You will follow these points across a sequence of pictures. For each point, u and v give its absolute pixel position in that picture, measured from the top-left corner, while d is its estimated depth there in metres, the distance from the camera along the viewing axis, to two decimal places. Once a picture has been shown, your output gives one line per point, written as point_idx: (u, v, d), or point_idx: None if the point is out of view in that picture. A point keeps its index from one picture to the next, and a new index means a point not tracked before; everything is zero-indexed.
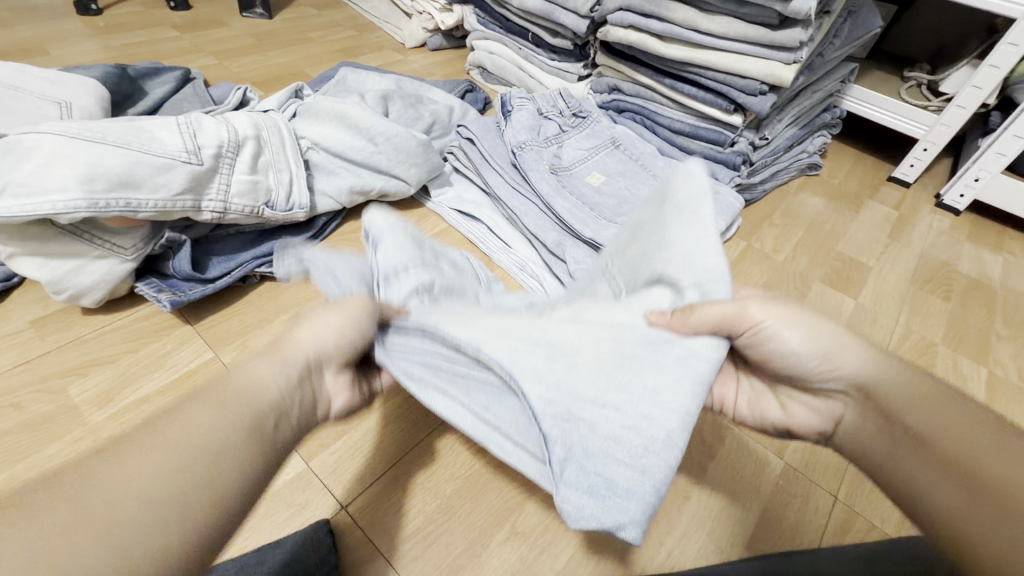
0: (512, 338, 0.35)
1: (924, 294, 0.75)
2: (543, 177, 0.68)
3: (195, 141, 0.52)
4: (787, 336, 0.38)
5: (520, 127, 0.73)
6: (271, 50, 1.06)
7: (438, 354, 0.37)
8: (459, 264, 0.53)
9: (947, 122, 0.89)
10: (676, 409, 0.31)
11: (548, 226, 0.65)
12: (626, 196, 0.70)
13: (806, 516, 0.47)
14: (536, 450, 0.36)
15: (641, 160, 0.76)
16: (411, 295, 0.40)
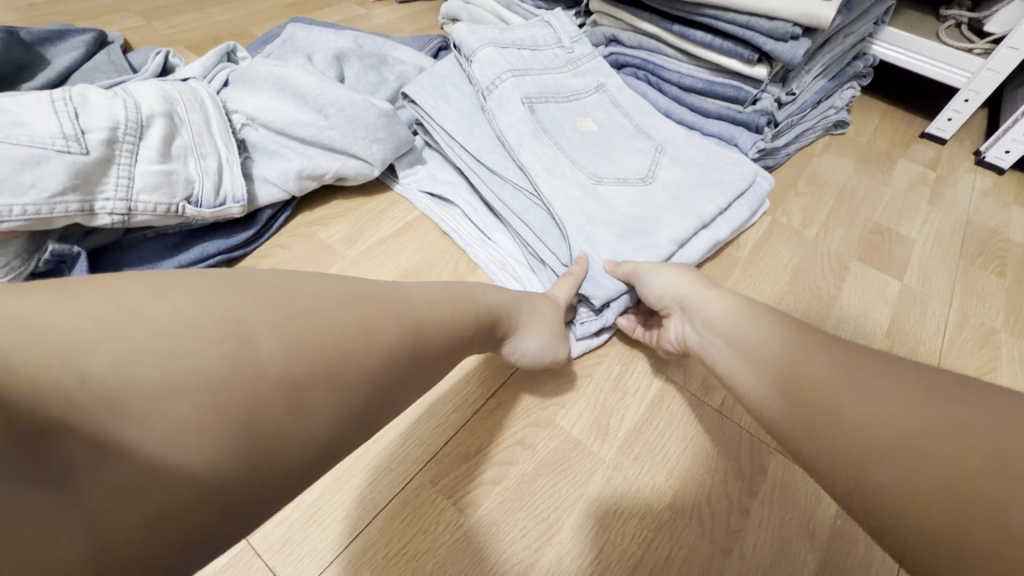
0: (573, 188, 0.54)
1: (975, 269, 0.65)
2: (521, 138, 0.57)
3: (77, 123, 0.40)
4: (658, 280, 0.44)
5: (499, 86, 0.60)
6: (211, 7, 0.90)
7: (503, 131, 0.57)
8: (538, 42, 0.67)
9: (994, 67, 0.77)
10: (649, 214, 0.54)
11: (536, 215, 0.53)
12: (612, 152, 0.60)
13: (874, 566, 0.39)
14: (553, 231, 0.52)
15: (648, 131, 0.64)
16: (497, 76, 0.60)
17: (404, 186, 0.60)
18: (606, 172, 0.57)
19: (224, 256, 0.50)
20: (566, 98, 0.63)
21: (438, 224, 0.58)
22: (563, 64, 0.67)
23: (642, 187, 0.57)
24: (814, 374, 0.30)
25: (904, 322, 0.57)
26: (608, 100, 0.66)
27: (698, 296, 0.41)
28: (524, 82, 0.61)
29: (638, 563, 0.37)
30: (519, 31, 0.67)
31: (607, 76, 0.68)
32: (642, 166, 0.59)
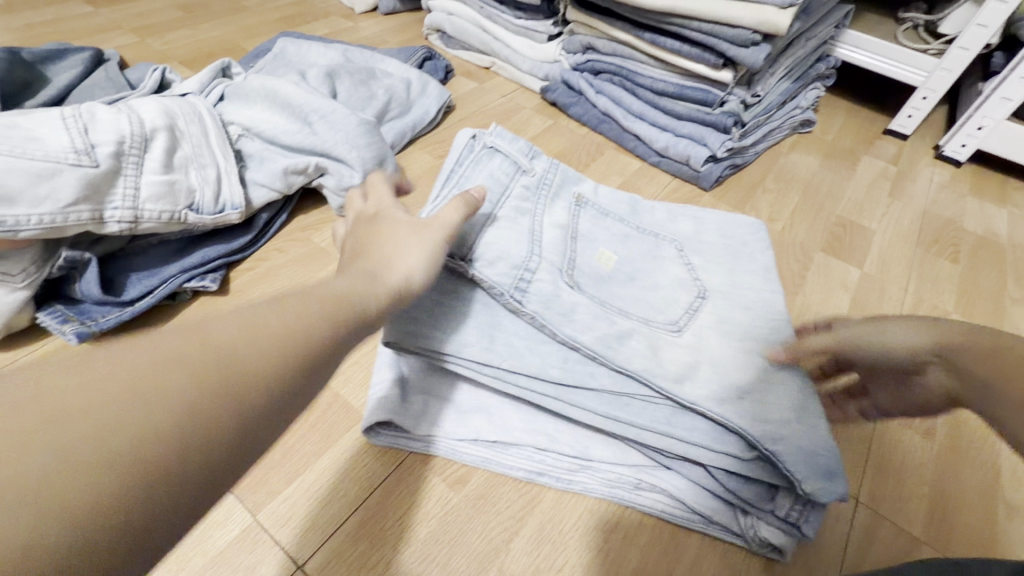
0: (673, 373, 0.43)
1: (931, 257, 0.69)
2: (591, 313, 0.45)
3: (87, 137, 0.44)
4: (887, 338, 0.36)
5: (535, 276, 0.45)
6: (202, 22, 0.93)
7: (585, 315, 0.45)
8: (502, 181, 0.52)
9: (948, 66, 0.82)
10: (750, 378, 0.43)
11: (670, 447, 0.40)
12: (649, 280, 0.51)
13: (831, 526, 0.42)
14: (713, 445, 0.40)
15: (653, 228, 0.57)
16: (512, 274, 0.45)
17: (455, 449, 0.43)
18: (669, 311, 0.48)
19: (224, 260, 0.53)
20: (571, 241, 0.51)
21: (515, 474, 0.42)
22: (535, 195, 0.53)
23: (704, 305, 0.49)
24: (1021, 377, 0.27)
25: (863, 305, 0.61)
26: (597, 212, 0.56)
27: (895, 327, 0.36)
28: (547, 254, 0.48)
29: (614, 527, 0.40)
30: (470, 174, 0.52)
31: (579, 183, 0.58)
32: (670, 279, 0.51)
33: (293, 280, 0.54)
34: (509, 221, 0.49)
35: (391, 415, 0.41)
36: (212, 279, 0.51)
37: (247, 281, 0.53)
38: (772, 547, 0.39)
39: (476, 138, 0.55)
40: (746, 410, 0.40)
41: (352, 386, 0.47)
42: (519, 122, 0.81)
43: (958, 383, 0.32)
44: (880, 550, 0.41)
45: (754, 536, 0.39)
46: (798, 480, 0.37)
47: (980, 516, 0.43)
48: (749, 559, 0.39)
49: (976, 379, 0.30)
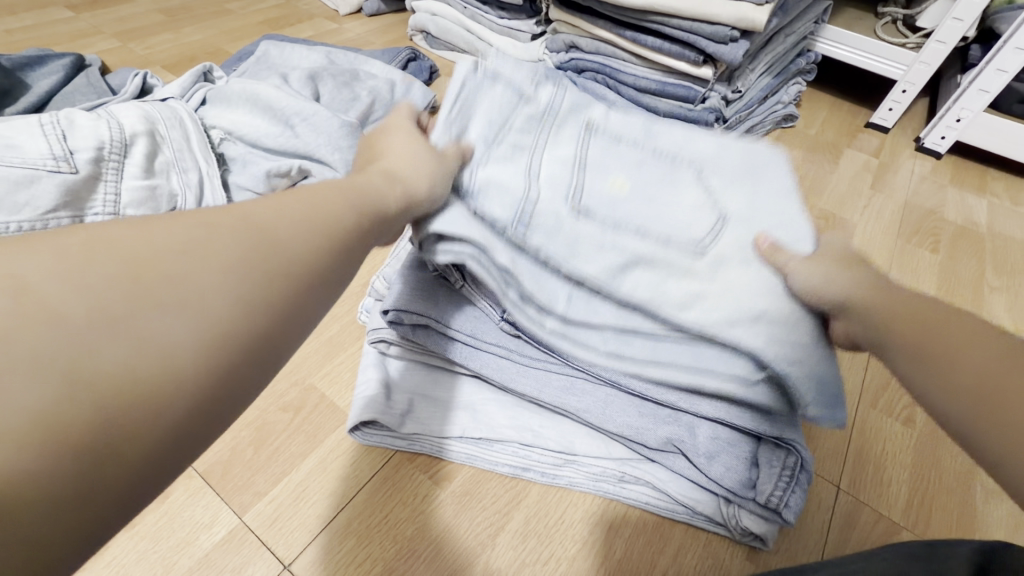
0: (680, 299, 0.38)
1: (912, 247, 0.70)
2: (595, 244, 0.39)
3: (66, 143, 0.44)
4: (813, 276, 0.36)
5: (533, 208, 0.39)
6: (185, 26, 0.93)
7: (589, 235, 0.39)
8: (502, 112, 0.44)
9: (926, 60, 0.83)
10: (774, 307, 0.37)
11: (671, 396, 0.41)
12: (680, 210, 0.41)
13: (813, 513, 0.42)
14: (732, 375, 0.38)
15: (672, 152, 0.44)
16: (510, 206, 0.39)
17: (441, 447, 0.43)
18: (693, 231, 0.40)
19: None
20: (579, 167, 0.42)
21: (499, 470, 0.43)
22: (536, 125, 0.44)
23: (728, 229, 0.40)
24: (940, 340, 0.29)
25: None
26: (610, 139, 0.44)
27: (841, 280, 0.35)
28: (545, 180, 0.41)
29: (598, 521, 0.41)
30: (472, 105, 0.44)
31: (592, 107, 0.47)
32: (710, 212, 0.41)
33: None
34: (502, 153, 0.42)
35: (375, 414, 0.41)
36: None
37: None
38: (751, 534, 0.39)
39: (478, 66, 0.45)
40: (762, 330, 0.37)
41: (337, 386, 0.47)
42: None
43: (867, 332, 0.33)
44: (861, 535, 0.41)
45: (735, 525, 0.39)
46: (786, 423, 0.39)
47: (960, 500, 0.44)
48: (731, 549, 0.40)
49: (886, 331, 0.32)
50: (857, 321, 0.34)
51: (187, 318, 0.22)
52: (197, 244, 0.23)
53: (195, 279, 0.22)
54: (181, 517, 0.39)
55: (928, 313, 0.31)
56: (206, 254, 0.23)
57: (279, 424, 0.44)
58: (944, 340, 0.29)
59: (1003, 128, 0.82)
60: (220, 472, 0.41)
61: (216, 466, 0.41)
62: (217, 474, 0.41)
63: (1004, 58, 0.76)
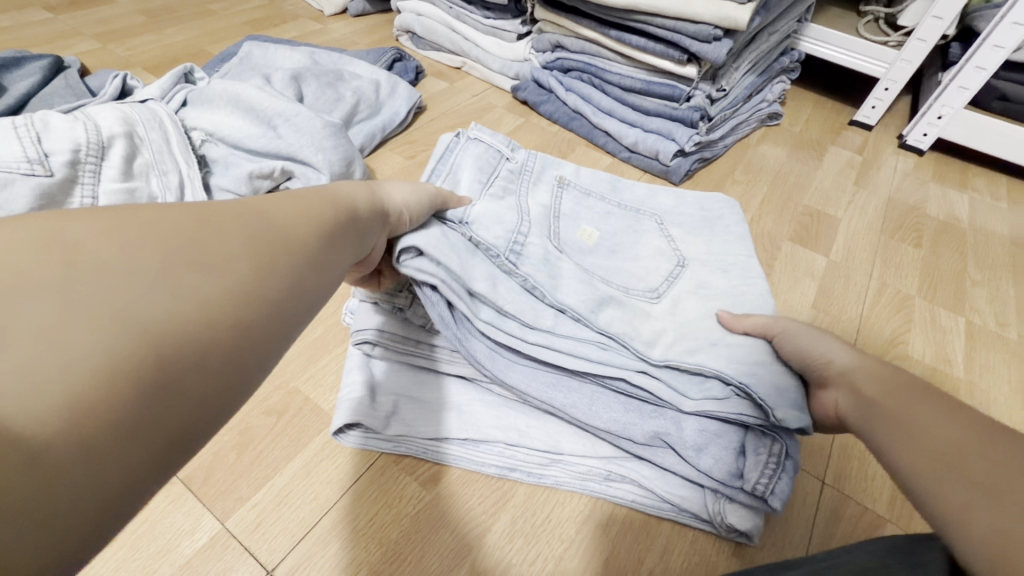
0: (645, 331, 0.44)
1: (895, 243, 0.71)
2: (579, 283, 0.45)
3: (41, 146, 0.43)
4: (795, 340, 0.41)
5: (525, 247, 0.46)
6: (167, 27, 0.92)
7: (573, 274, 0.46)
8: (491, 167, 0.53)
9: (907, 58, 0.84)
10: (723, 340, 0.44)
11: (657, 390, 0.41)
12: (631, 253, 0.52)
13: (799, 510, 0.42)
14: (709, 393, 0.40)
15: (633, 205, 0.58)
16: (507, 243, 0.46)
17: (427, 448, 0.43)
18: (648, 278, 0.49)
19: None
20: (554, 217, 0.52)
21: (486, 470, 0.43)
22: (520, 178, 0.54)
23: (682, 274, 0.51)
24: (916, 421, 0.31)
25: (830, 293, 0.62)
26: (580, 193, 0.57)
27: (824, 346, 0.40)
28: (533, 227, 0.49)
29: (584, 520, 0.41)
30: (461, 162, 0.53)
31: (559, 167, 0.58)
32: (656, 248, 0.53)
33: None
34: (496, 203, 0.50)
35: (359, 417, 0.41)
36: None
37: None
38: (737, 531, 0.39)
39: (460, 133, 0.56)
40: (720, 355, 0.42)
41: (323, 390, 0.47)
42: (490, 122, 0.81)
43: (845, 400, 0.37)
44: (847, 532, 0.41)
45: (722, 522, 0.39)
46: (772, 409, 0.38)
47: None
48: (718, 545, 0.40)
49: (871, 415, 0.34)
50: (847, 391, 0.37)
51: (190, 300, 0.23)
52: (206, 234, 0.26)
53: (202, 269, 0.24)
54: (163, 524, 0.38)
55: (911, 397, 0.32)
56: (208, 245, 0.25)
57: (263, 428, 0.44)
58: (921, 422, 0.30)
59: (982, 124, 0.83)
60: (203, 479, 0.40)
61: (199, 472, 0.41)
62: (199, 480, 0.40)
63: (983, 55, 0.77)
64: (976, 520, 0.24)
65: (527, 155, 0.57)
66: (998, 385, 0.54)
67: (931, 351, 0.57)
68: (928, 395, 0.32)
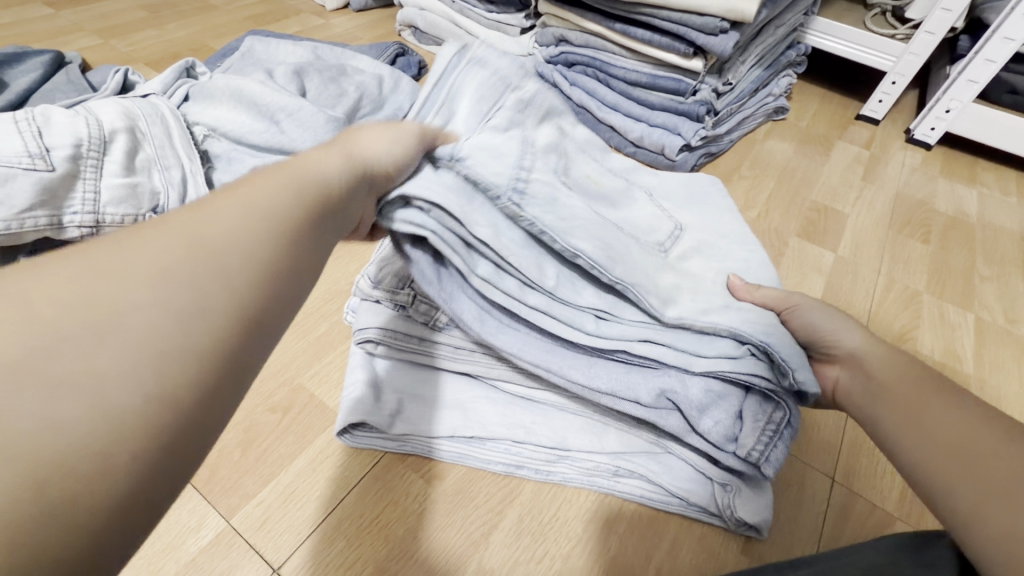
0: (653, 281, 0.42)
1: (903, 238, 0.70)
2: (593, 226, 0.41)
3: (42, 141, 0.43)
4: (810, 315, 0.41)
5: (530, 180, 0.41)
6: (169, 23, 0.91)
7: (586, 217, 0.42)
8: (493, 100, 0.47)
9: (915, 51, 0.83)
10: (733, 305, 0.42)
11: (664, 356, 0.39)
12: (630, 210, 0.49)
13: (807, 508, 0.42)
14: (725, 354, 0.39)
15: (622, 174, 0.56)
16: (513, 175, 0.40)
17: (433, 446, 0.42)
18: (653, 235, 0.47)
19: None
20: (562, 157, 0.47)
21: (492, 467, 0.42)
22: (524, 109, 0.47)
23: (683, 236, 0.49)
24: (916, 413, 0.32)
25: (838, 289, 0.62)
26: (585, 143, 0.54)
27: (843, 329, 0.40)
28: (542, 162, 0.44)
29: (592, 518, 0.40)
30: (460, 88, 0.50)
31: (566, 110, 0.54)
32: (653, 211, 0.50)
33: None
34: (497, 136, 0.43)
35: (363, 416, 0.41)
36: None
37: None
38: (746, 525, 0.39)
39: (460, 51, 0.53)
40: (734, 317, 0.40)
41: (327, 386, 0.46)
42: None
43: (855, 380, 0.37)
44: (856, 532, 0.41)
45: (730, 516, 0.39)
46: (792, 370, 0.37)
47: None
48: (727, 542, 0.39)
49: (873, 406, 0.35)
50: (858, 373, 0.37)
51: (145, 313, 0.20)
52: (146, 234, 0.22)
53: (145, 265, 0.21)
54: (168, 522, 0.37)
55: (910, 387, 0.33)
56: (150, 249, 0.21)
57: (268, 425, 0.43)
58: (920, 412, 0.31)
59: (991, 118, 0.83)
60: (208, 477, 0.40)
61: (205, 470, 0.40)
62: (205, 478, 0.40)
63: (993, 47, 0.76)
64: (975, 511, 0.26)
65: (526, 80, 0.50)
66: (1009, 382, 0.54)
67: (941, 347, 0.56)
68: (927, 386, 0.33)
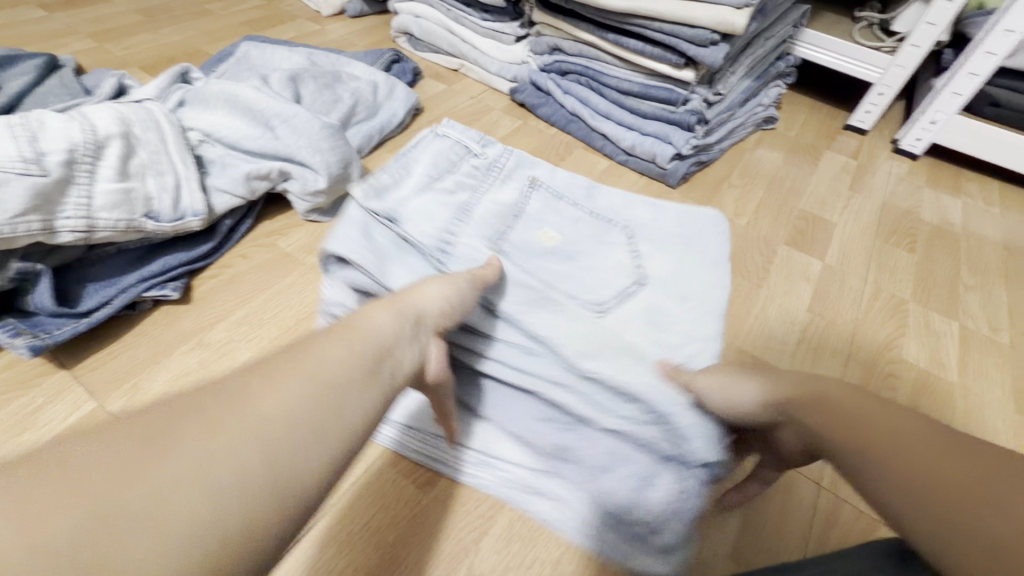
0: (573, 339, 0.42)
1: (889, 247, 0.71)
2: (517, 295, 0.44)
3: (36, 146, 0.43)
4: (703, 383, 0.38)
5: (455, 249, 0.47)
6: (164, 27, 0.92)
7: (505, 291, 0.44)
8: (451, 160, 0.54)
9: (902, 63, 0.85)
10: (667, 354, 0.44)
11: (573, 405, 0.40)
12: (593, 262, 0.51)
13: (793, 513, 0.43)
14: (627, 414, 0.39)
15: (605, 214, 0.57)
16: (438, 245, 0.47)
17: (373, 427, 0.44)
18: (598, 290, 0.48)
19: (186, 268, 0.51)
20: (509, 219, 0.52)
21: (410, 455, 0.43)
22: (484, 174, 0.55)
23: (641, 292, 0.49)
24: (871, 431, 0.30)
25: (826, 296, 0.63)
26: (551, 195, 0.57)
27: (740, 387, 0.37)
28: (470, 227, 0.49)
29: None
30: (420, 156, 0.54)
31: (531, 167, 0.58)
32: (616, 262, 0.52)
33: (259, 287, 0.53)
34: (438, 201, 0.50)
35: None
36: (174, 288, 0.50)
37: (211, 289, 0.52)
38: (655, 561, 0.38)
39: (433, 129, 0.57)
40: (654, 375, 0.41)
41: None
42: (488, 124, 0.81)
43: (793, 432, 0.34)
44: (841, 538, 0.41)
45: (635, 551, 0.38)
46: (687, 436, 0.37)
47: None
48: (714, 546, 0.40)
49: (818, 432, 0.32)
50: (796, 434, 0.34)
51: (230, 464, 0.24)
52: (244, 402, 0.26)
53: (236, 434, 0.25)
54: None
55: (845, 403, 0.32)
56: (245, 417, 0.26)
57: None
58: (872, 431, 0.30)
59: (976, 130, 0.84)
60: None
61: None
62: None
63: (976, 61, 0.78)
64: (975, 527, 0.24)
65: (500, 151, 0.57)
66: (991, 389, 0.55)
67: (925, 355, 0.57)
68: (865, 405, 0.32)
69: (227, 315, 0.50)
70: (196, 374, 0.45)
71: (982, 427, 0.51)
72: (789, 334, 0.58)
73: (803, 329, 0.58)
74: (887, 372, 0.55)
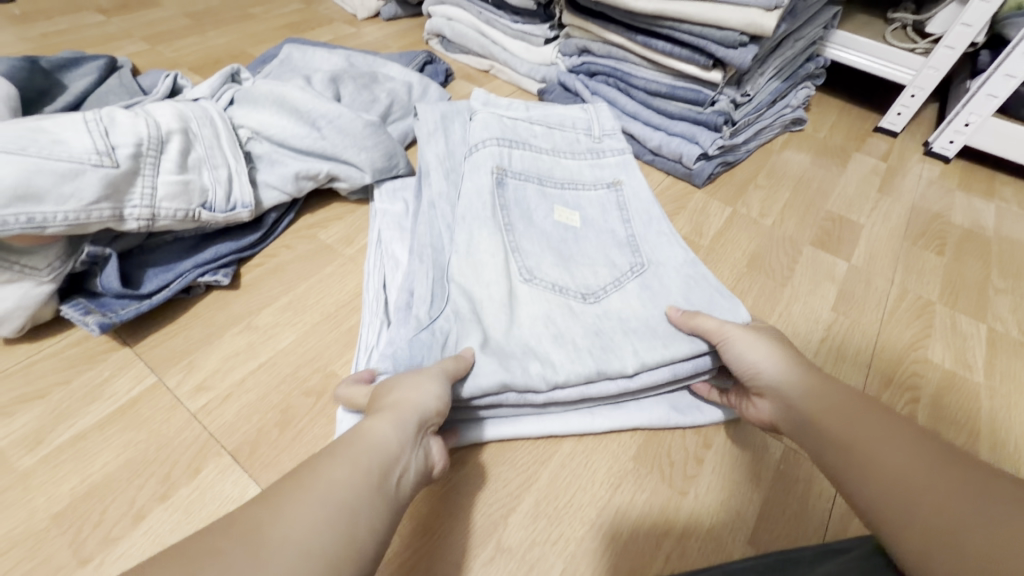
0: (485, 281, 0.48)
1: (918, 250, 0.71)
2: (489, 238, 0.51)
3: (107, 139, 0.46)
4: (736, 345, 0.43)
5: (477, 152, 0.57)
6: (210, 30, 0.97)
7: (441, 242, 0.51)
8: (565, 124, 0.65)
9: (935, 66, 0.84)
10: (623, 332, 0.47)
11: (459, 300, 0.46)
12: (581, 262, 0.53)
13: (813, 501, 0.44)
14: (469, 321, 0.45)
15: (638, 243, 0.55)
16: (491, 150, 0.57)
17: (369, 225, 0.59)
18: (590, 280, 0.51)
19: (235, 256, 0.55)
20: (537, 184, 0.58)
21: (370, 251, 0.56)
22: (582, 152, 0.63)
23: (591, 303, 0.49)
24: (866, 442, 0.34)
25: (850, 296, 0.63)
26: (615, 201, 0.59)
27: (758, 352, 0.43)
28: (517, 154, 0.59)
29: (606, 504, 0.42)
30: (548, 109, 0.66)
31: (628, 172, 0.62)
32: (598, 281, 0.51)
33: (302, 275, 0.56)
34: (526, 133, 0.62)
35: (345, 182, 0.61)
36: (225, 274, 0.53)
37: (257, 276, 0.56)
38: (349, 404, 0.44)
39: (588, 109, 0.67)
40: (548, 344, 0.45)
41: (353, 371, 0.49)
42: None
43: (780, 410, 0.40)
44: (860, 529, 0.42)
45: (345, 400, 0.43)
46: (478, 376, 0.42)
47: None
48: (734, 530, 0.41)
49: (826, 448, 0.36)
50: (780, 403, 0.40)
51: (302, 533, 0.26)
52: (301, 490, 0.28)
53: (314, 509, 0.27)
54: (213, 492, 0.40)
55: (861, 420, 0.35)
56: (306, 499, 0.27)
57: (303, 407, 0.45)
58: (870, 438, 0.34)
59: (1012, 133, 0.83)
60: (250, 450, 0.42)
61: (247, 445, 0.43)
62: (248, 452, 0.42)
63: (1012, 63, 0.77)
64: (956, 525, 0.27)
65: (613, 152, 0.64)
66: (1019, 390, 0.55)
67: (952, 356, 0.58)
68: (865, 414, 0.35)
69: (273, 300, 0.53)
70: (243, 354, 0.49)
71: (1010, 429, 0.51)
72: (814, 332, 0.58)
73: (826, 327, 0.59)
74: (912, 371, 0.55)
